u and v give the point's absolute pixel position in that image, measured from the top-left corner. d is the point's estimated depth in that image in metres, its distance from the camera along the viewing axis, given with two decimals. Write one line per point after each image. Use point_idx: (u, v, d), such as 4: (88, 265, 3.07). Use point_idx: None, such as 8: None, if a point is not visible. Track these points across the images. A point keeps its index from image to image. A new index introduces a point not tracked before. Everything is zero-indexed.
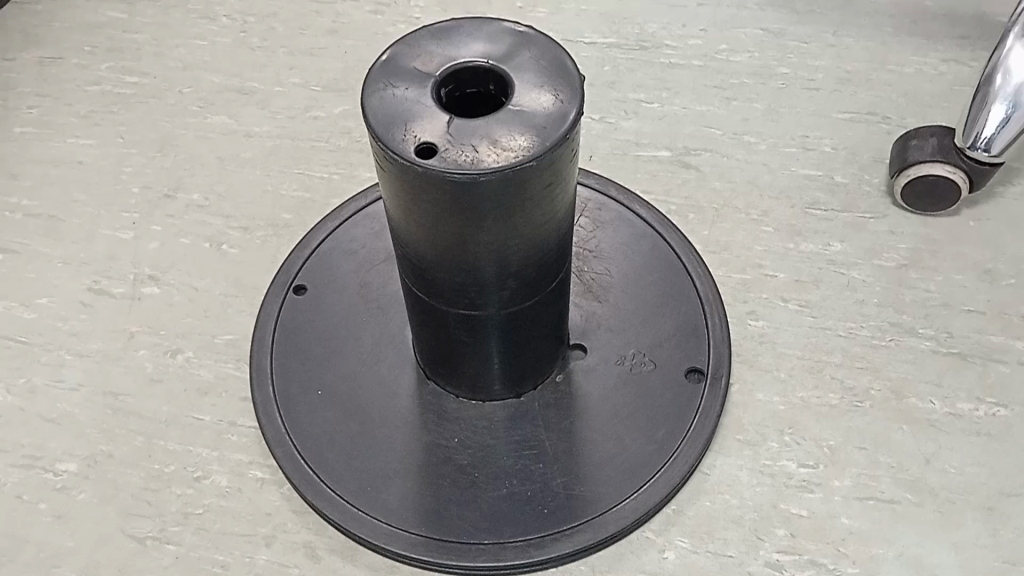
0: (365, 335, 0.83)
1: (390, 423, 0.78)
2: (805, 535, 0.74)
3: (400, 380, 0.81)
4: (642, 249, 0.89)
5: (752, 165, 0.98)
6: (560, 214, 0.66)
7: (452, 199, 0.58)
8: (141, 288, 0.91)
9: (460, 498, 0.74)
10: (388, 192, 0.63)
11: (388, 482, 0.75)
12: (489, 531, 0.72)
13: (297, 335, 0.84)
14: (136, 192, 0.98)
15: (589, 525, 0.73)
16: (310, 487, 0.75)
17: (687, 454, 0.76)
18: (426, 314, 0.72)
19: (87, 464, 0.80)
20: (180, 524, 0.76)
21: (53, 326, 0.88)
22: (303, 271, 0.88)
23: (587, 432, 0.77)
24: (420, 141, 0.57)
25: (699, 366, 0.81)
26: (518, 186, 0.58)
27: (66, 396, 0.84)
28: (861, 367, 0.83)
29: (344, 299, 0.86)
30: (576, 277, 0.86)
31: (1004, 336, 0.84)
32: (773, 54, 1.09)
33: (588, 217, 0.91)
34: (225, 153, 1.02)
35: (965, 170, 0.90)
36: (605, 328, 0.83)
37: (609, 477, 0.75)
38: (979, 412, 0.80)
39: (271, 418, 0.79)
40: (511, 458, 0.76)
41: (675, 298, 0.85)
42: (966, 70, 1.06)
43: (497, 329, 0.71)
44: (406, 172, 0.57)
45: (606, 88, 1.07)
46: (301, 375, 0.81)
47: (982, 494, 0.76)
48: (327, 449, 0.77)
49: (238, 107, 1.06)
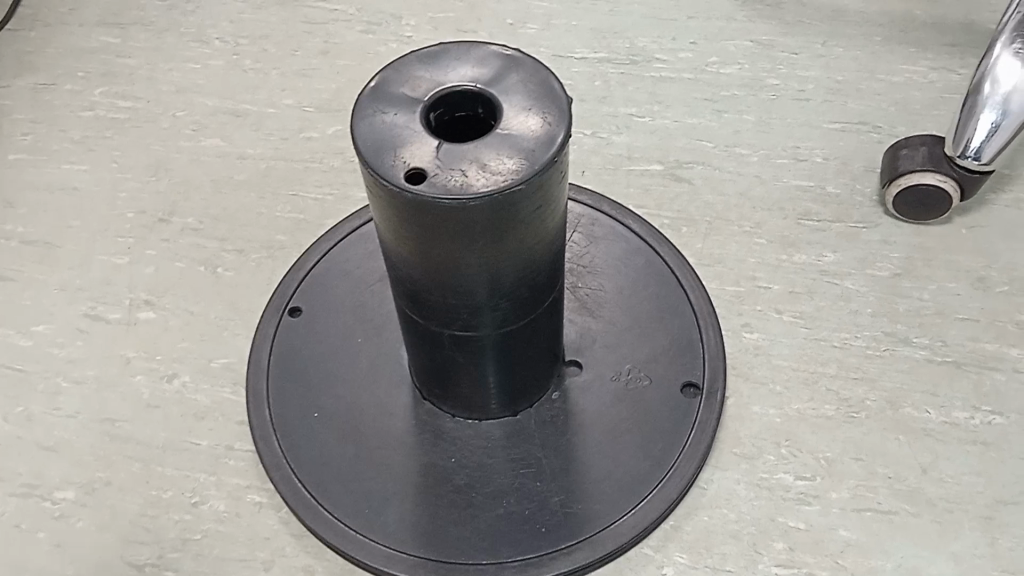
0: (362, 356, 0.84)
1: (386, 444, 0.78)
2: (804, 548, 0.74)
3: (396, 401, 0.81)
4: (636, 265, 0.89)
5: (744, 177, 0.99)
6: (551, 235, 0.66)
7: (444, 223, 0.59)
8: (137, 312, 0.91)
9: (458, 518, 0.74)
10: (380, 218, 0.63)
11: (385, 503, 0.75)
12: (488, 551, 0.72)
13: (293, 356, 0.84)
14: (131, 217, 0.99)
15: (588, 542, 0.73)
16: (308, 510, 0.75)
17: (684, 470, 0.76)
18: (420, 335, 0.72)
19: (85, 491, 0.80)
20: (180, 550, 0.76)
21: (50, 353, 0.89)
22: (297, 292, 0.89)
23: (584, 449, 0.77)
24: (409, 166, 0.57)
25: (695, 381, 0.81)
26: (508, 209, 0.59)
27: (64, 424, 0.84)
28: (856, 378, 0.83)
29: (340, 320, 0.86)
30: (570, 293, 0.87)
31: (999, 344, 0.85)
32: (764, 65, 1.10)
33: (582, 232, 0.91)
34: (219, 176, 1.02)
35: (956, 178, 0.90)
36: (600, 343, 0.83)
37: (607, 494, 0.75)
38: (975, 421, 0.80)
39: (268, 441, 0.79)
40: (509, 476, 0.76)
41: (670, 312, 0.85)
42: (955, 77, 1.07)
43: (492, 349, 0.71)
44: (396, 198, 0.58)
45: (597, 103, 1.07)
46: (297, 398, 0.81)
47: (981, 504, 0.76)
48: (326, 472, 0.77)
49: (231, 129, 1.07)
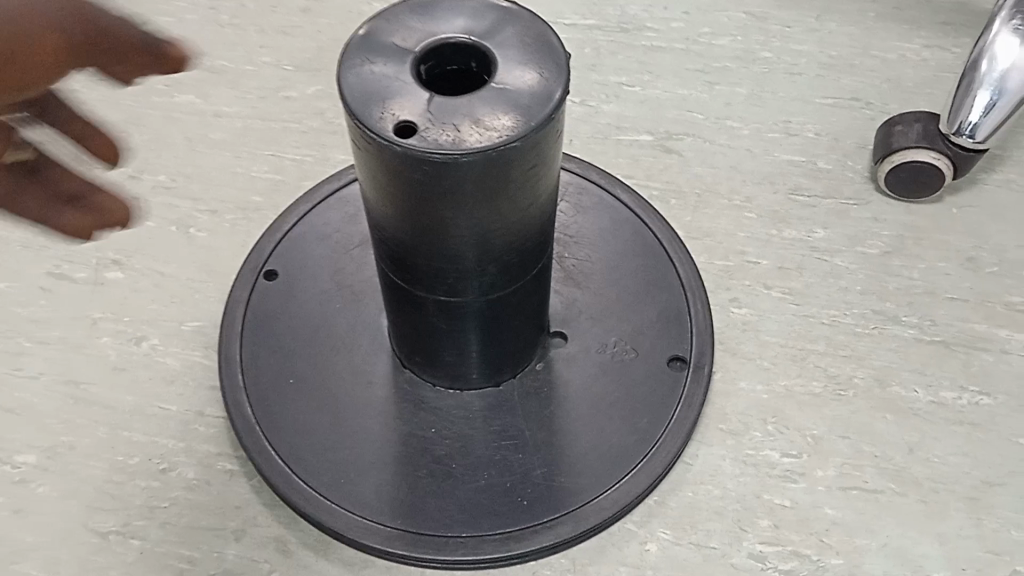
0: (340, 321, 0.81)
1: (364, 413, 0.76)
2: (789, 526, 0.73)
3: (375, 369, 0.78)
4: (625, 235, 0.86)
5: (735, 150, 0.97)
6: (542, 199, 0.63)
7: (433, 180, 0.56)
8: (105, 273, 0.87)
9: (437, 490, 0.72)
10: (365, 175, 0.60)
11: (363, 473, 0.73)
12: (468, 523, 0.70)
13: (269, 320, 0.81)
14: (100, 174, 0.95)
15: (571, 516, 0.71)
16: (282, 479, 0.72)
17: (670, 444, 0.74)
18: (403, 300, 0.69)
19: (47, 456, 0.76)
20: (146, 518, 0.73)
21: (12, 312, 0.85)
22: (274, 254, 0.85)
23: (568, 422, 0.75)
24: (398, 119, 0.54)
25: (682, 355, 0.79)
26: (502, 167, 0.56)
27: (25, 386, 0.80)
28: (845, 356, 0.82)
29: (318, 285, 0.83)
30: (556, 263, 0.84)
31: (988, 324, 0.84)
32: (757, 37, 1.08)
33: (569, 201, 0.89)
34: (193, 134, 0.98)
35: (950, 156, 0.89)
36: (586, 314, 0.81)
37: (591, 468, 0.73)
38: (963, 401, 0.79)
39: (241, 407, 0.76)
40: (490, 448, 0.74)
41: (658, 285, 0.83)
42: (949, 56, 1.05)
43: (477, 316, 0.68)
44: (385, 151, 0.55)
45: (587, 70, 1.05)
46: (271, 363, 0.78)
47: (966, 485, 0.75)
48: (301, 440, 0.74)
49: (207, 87, 1.03)
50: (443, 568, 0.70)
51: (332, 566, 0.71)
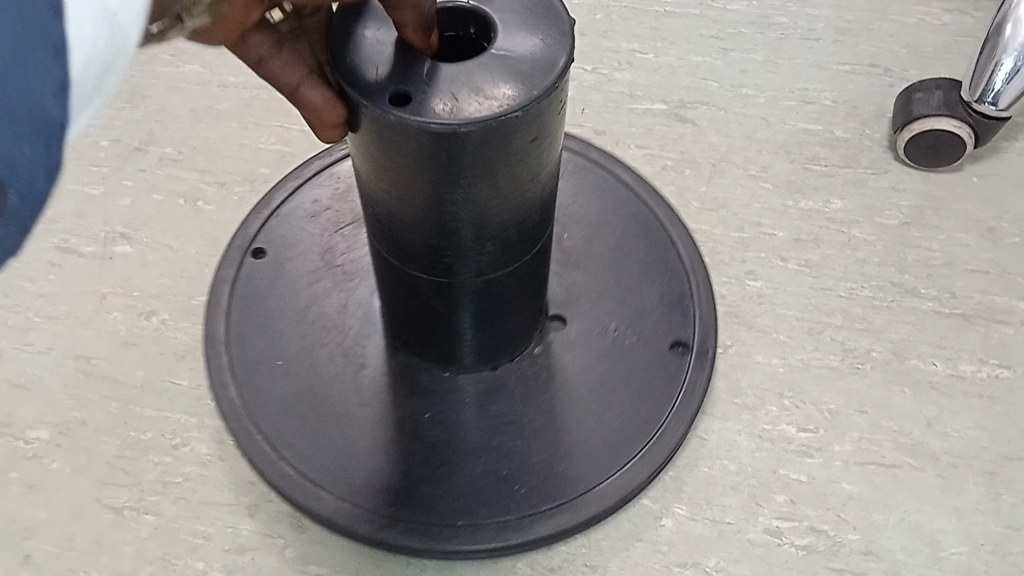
0: (332, 303, 0.80)
1: (355, 397, 0.75)
2: (805, 500, 0.72)
3: (368, 353, 0.78)
4: (626, 216, 0.86)
5: (750, 119, 0.95)
6: (544, 176, 0.62)
7: (431, 153, 0.55)
8: (113, 247, 0.86)
9: (432, 478, 0.71)
10: (360, 152, 0.59)
11: (354, 459, 0.72)
12: (464, 512, 0.70)
13: (256, 299, 0.80)
14: (106, 145, 0.93)
15: (570, 505, 0.70)
16: (271, 466, 0.72)
17: (672, 432, 0.73)
18: (398, 281, 0.69)
19: (59, 431, 0.76)
20: (159, 493, 0.73)
21: (19, 287, 0.84)
22: (260, 231, 0.84)
23: (566, 409, 0.74)
24: (394, 88, 0.53)
25: (685, 340, 0.78)
26: (504, 140, 0.55)
27: (34, 361, 0.80)
28: (862, 329, 0.81)
29: (310, 267, 0.82)
30: (556, 244, 0.84)
31: (1008, 296, 0.82)
32: (772, 2, 1.05)
33: (569, 178, 0.88)
34: (199, 105, 0.97)
35: (972, 124, 0.87)
36: (585, 299, 0.81)
37: (591, 456, 0.72)
38: (982, 374, 0.78)
39: (224, 387, 0.75)
40: (486, 434, 0.74)
41: (660, 268, 0.82)
42: (970, 20, 1.03)
43: (473, 297, 0.68)
44: (380, 126, 0.54)
45: (599, 38, 1.02)
46: (260, 346, 0.78)
47: (984, 459, 0.74)
48: (287, 424, 0.74)
49: (212, 56, 1.01)
50: (439, 557, 0.69)
51: (346, 542, 0.71)
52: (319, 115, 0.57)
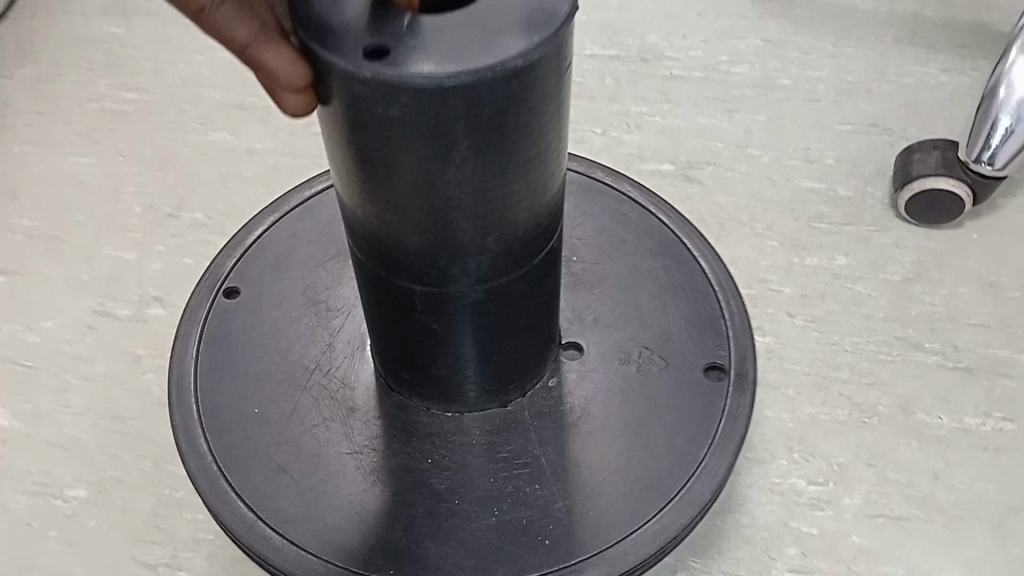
0: (313, 342, 0.75)
1: (336, 447, 0.70)
2: (816, 553, 0.74)
3: (351, 396, 0.72)
4: (642, 233, 0.81)
5: (756, 178, 0.99)
6: (549, 162, 0.58)
7: (414, 117, 0.50)
8: (146, 309, 0.90)
9: (439, 535, 0.65)
10: (334, 130, 0.55)
11: (339, 515, 0.66)
12: (478, 572, 0.64)
13: (227, 341, 0.75)
14: (139, 212, 0.98)
15: (601, 558, 0.64)
16: (244, 529, 0.65)
17: (714, 465, 0.68)
18: (386, 299, 0.63)
19: (96, 490, 0.79)
20: (192, 550, 0.76)
21: (57, 349, 0.88)
22: (232, 266, 0.79)
23: (590, 447, 0.69)
24: (378, 43, 0.50)
25: (719, 363, 0.73)
26: (498, 98, 0.51)
27: (72, 421, 0.83)
28: (869, 383, 0.83)
29: (286, 302, 0.77)
30: (567, 268, 0.79)
31: (1010, 349, 0.85)
32: (775, 64, 1.10)
33: (575, 199, 0.83)
34: (227, 170, 1.01)
35: (969, 183, 0.91)
36: (605, 324, 0.76)
37: (622, 500, 0.67)
38: (986, 427, 0.81)
39: (193, 444, 0.69)
40: (497, 479, 0.68)
41: (685, 288, 0.77)
42: (966, 79, 1.06)
43: (473, 309, 0.63)
44: (356, 89, 0.50)
45: (608, 101, 1.07)
46: (230, 392, 0.72)
47: (991, 510, 0.76)
48: (262, 479, 0.68)
49: (239, 123, 1.05)
50: None
51: None
52: (278, 69, 0.52)
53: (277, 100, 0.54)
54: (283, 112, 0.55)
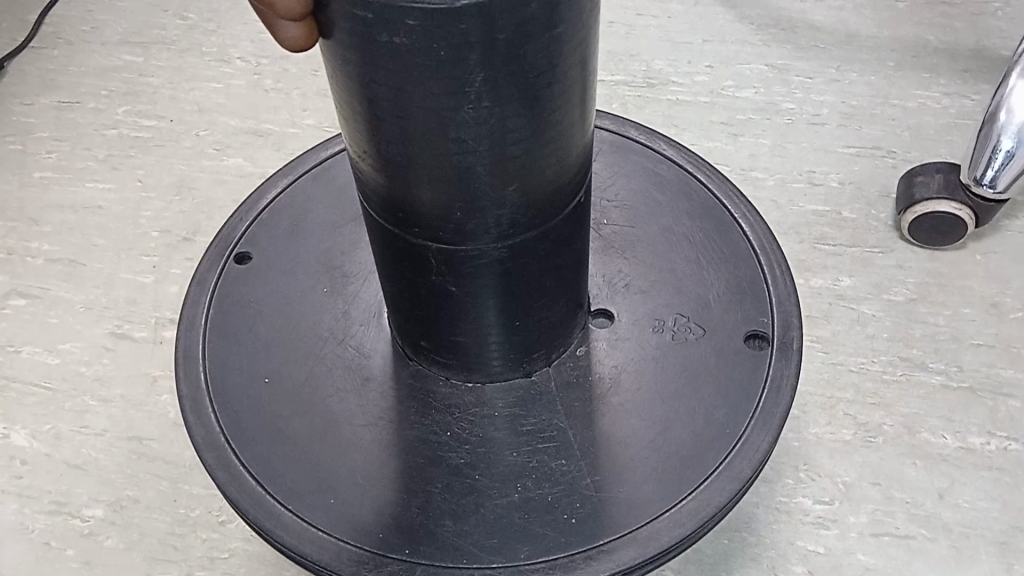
0: (327, 313, 0.74)
1: (351, 420, 0.68)
2: (822, 572, 0.75)
3: (368, 367, 0.71)
4: (677, 196, 0.79)
5: (761, 202, 1.00)
6: (573, 110, 0.56)
7: (421, 52, 0.49)
8: (163, 331, 0.92)
9: (459, 513, 0.63)
10: (340, 77, 0.53)
11: (356, 489, 0.65)
12: (501, 551, 0.61)
13: (237, 312, 0.73)
14: (156, 236, 1.00)
15: (635, 537, 0.62)
16: (252, 502, 0.64)
17: (757, 438, 0.65)
18: (403, 259, 0.62)
19: (113, 509, 0.81)
20: (207, 568, 0.77)
21: (75, 371, 0.90)
22: (246, 237, 0.78)
23: (623, 418, 0.67)
24: None
25: (760, 331, 0.71)
26: (511, 26, 0.49)
27: (90, 441, 0.85)
28: (874, 403, 0.84)
29: (299, 273, 0.76)
30: (595, 232, 0.78)
31: (1013, 369, 0.86)
32: (778, 89, 1.11)
33: (604, 161, 0.81)
34: (242, 195, 1.04)
35: (971, 207, 0.92)
36: (637, 290, 0.74)
37: (657, 475, 0.64)
38: (990, 447, 0.81)
39: (200, 416, 0.68)
40: (521, 454, 0.66)
41: (724, 254, 0.75)
42: (968, 103, 1.08)
43: (494, 270, 0.61)
44: (361, 21, 0.48)
45: None
46: (240, 363, 0.71)
47: (996, 530, 0.77)
48: (273, 452, 0.66)
49: (254, 149, 1.08)
50: None
51: None
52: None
53: (273, 29, 0.51)
54: (281, 42, 0.52)
